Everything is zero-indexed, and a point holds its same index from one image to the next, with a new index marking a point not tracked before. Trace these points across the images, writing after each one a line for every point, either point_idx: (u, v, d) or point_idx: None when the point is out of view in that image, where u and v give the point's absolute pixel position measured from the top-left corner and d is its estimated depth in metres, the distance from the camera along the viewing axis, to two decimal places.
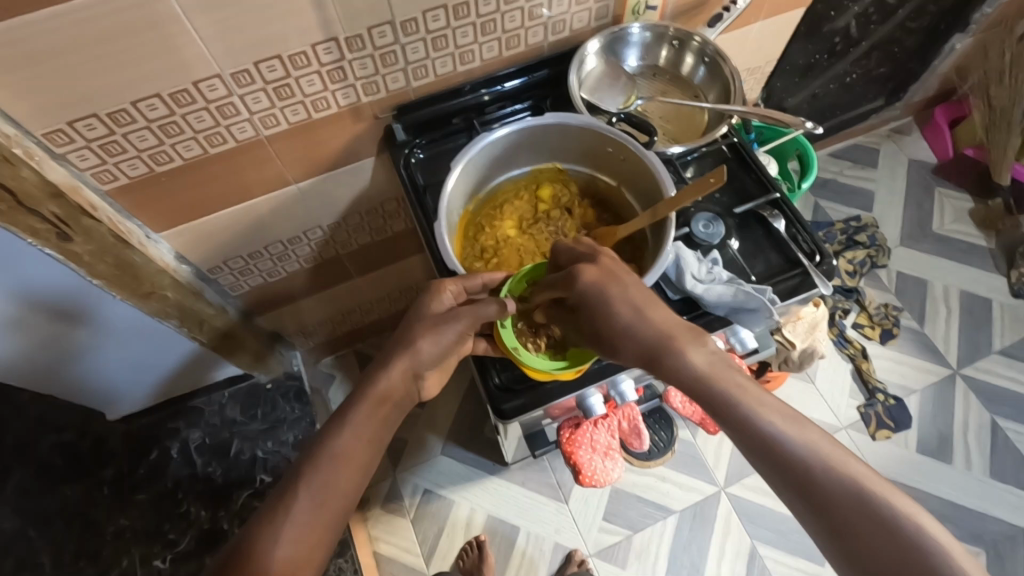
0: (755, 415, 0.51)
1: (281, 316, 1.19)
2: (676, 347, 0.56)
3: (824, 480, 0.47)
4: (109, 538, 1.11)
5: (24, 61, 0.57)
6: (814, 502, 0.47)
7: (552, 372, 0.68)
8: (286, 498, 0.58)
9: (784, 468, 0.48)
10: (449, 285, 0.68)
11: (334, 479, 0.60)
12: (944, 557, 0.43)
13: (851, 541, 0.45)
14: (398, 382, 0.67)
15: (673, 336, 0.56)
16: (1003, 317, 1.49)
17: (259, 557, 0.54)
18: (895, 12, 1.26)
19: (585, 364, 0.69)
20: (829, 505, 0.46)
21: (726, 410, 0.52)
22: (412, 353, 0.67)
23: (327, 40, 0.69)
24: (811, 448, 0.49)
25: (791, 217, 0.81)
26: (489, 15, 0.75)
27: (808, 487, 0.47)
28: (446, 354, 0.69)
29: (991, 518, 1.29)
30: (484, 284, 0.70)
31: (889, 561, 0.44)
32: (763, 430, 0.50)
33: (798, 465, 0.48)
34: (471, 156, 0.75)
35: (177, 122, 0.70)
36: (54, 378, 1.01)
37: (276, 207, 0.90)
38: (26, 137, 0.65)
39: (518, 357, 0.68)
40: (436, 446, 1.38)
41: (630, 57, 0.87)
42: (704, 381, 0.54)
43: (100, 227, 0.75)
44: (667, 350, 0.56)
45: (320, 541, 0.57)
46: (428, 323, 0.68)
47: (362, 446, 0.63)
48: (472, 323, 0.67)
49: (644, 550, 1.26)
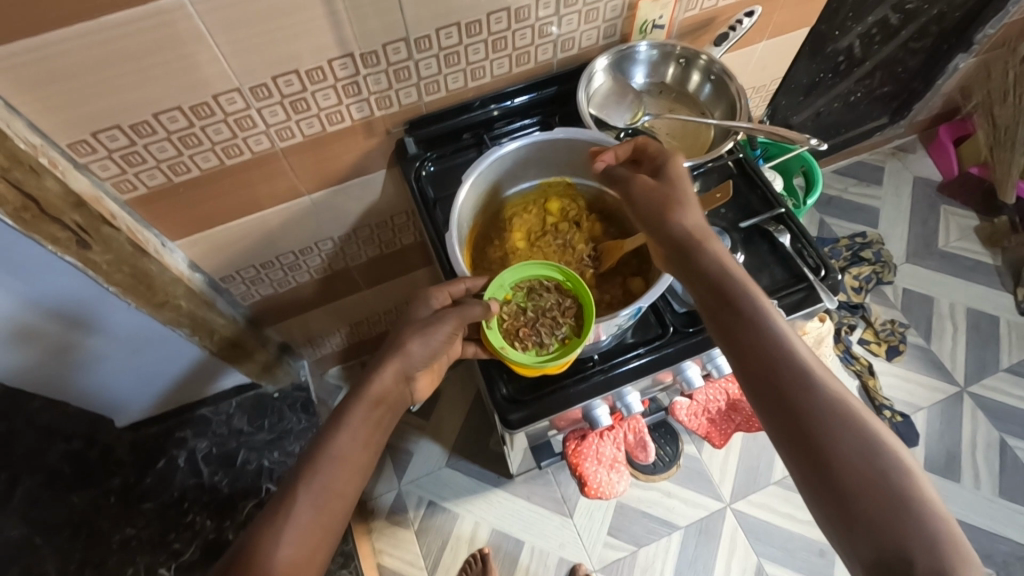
0: (797, 354, 0.54)
1: (291, 326, 1.21)
2: (737, 282, 0.59)
3: (844, 424, 0.50)
4: (115, 546, 1.11)
5: (51, 75, 0.59)
6: (827, 440, 0.50)
7: (538, 368, 0.68)
8: (287, 501, 0.58)
9: (811, 403, 0.51)
10: (434, 291, 0.70)
11: (334, 480, 0.60)
12: (936, 518, 0.46)
13: (851, 480, 0.48)
14: (390, 385, 0.67)
15: (735, 271, 0.60)
16: (1010, 335, 1.49)
17: (260, 561, 0.55)
18: (899, 32, 1.28)
19: (568, 358, 0.68)
20: (841, 445, 0.49)
21: (769, 342, 0.55)
22: (402, 355, 0.68)
23: (343, 56, 0.71)
24: (839, 396, 0.51)
25: (796, 231, 0.82)
26: (500, 32, 0.77)
27: (826, 423, 0.50)
28: (436, 354, 0.69)
29: (1002, 539, 1.28)
30: (468, 288, 0.71)
31: (880, 504, 0.46)
32: (802, 367, 0.53)
33: (825, 404, 0.51)
34: (483, 168, 0.77)
35: (195, 134, 0.72)
36: (66, 384, 1.02)
37: (288, 217, 0.92)
38: (50, 148, 0.66)
39: (504, 357, 0.69)
40: (441, 458, 1.38)
41: (638, 74, 0.89)
42: (754, 314, 0.57)
43: (118, 235, 0.76)
44: (726, 281, 0.60)
45: (321, 542, 0.58)
46: (416, 327, 0.69)
47: (360, 449, 0.63)
48: (458, 324, 0.68)
49: (649, 565, 1.25)
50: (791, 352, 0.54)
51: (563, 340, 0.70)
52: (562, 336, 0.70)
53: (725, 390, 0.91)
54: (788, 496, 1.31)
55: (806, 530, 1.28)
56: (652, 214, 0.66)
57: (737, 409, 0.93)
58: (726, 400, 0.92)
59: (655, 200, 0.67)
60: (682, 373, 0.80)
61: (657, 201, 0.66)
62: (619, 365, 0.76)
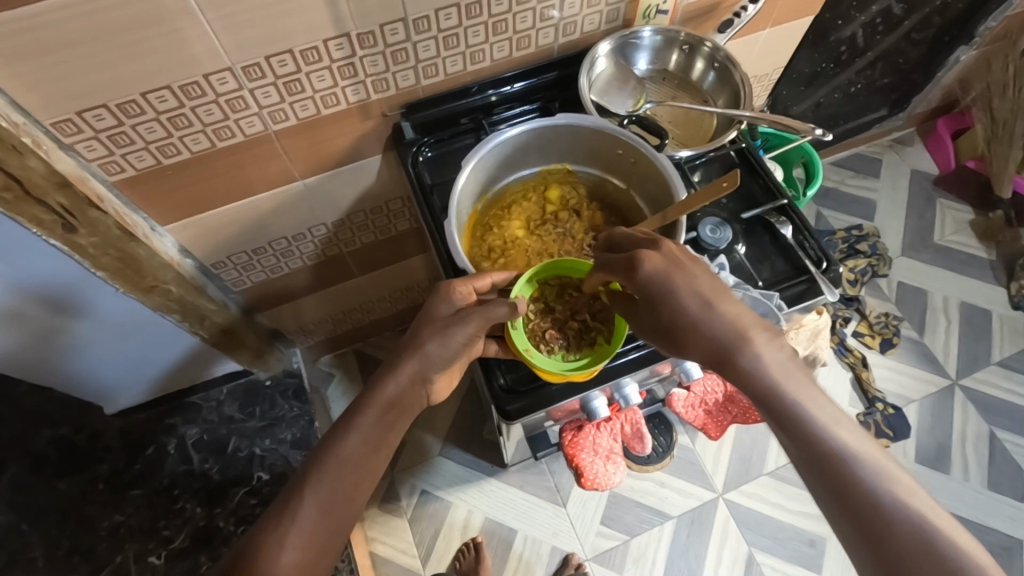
0: (825, 435, 0.49)
1: (283, 313, 1.19)
2: (749, 356, 0.54)
3: (883, 504, 0.46)
4: (104, 533, 1.10)
5: (35, 50, 0.57)
6: (868, 523, 0.45)
7: (564, 375, 0.67)
8: (293, 503, 0.58)
9: (844, 484, 0.47)
10: (459, 286, 0.67)
11: (343, 483, 0.59)
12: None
13: (908, 571, 0.43)
14: (406, 388, 0.66)
15: (748, 344, 0.54)
16: (1002, 329, 1.50)
17: (262, 562, 0.53)
18: (902, 23, 1.26)
19: (599, 367, 0.67)
20: (885, 527, 0.45)
21: (794, 422, 0.51)
22: (420, 356, 0.66)
23: (339, 35, 0.69)
24: (877, 473, 0.47)
25: (799, 224, 0.81)
26: (501, 15, 0.75)
27: (864, 505, 0.46)
28: (456, 355, 0.67)
29: (989, 529, 1.29)
30: (493, 284, 0.70)
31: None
32: (830, 446, 0.49)
33: (859, 484, 0.47)
34: (483, 155, 0.75)
35: (185, 115, 0.70)
36: (52, 370, 1.00)
37: (281, 202, 0.90)
38: (34, 126, 0.64)
39: (529, 360, 0.67)
40: (434, 447, 1.37)
41: (640, 61, 0.87)
42: (774, 392, 0.52)
43: (105, 218, 0.74)
44: (739, 354, 0.54)
45: (325, 546, 0.57)
46: (436, 326, 0.66)
47: (371, 450, 0.62)
48: (481, 324, 0.65)
49: (641, 555, 1.26)
50: (817, 428, 0.50)
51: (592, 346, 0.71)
52: (590, 342, 0.71)
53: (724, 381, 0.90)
54: (780, 487, 1.32)
55: (796, 520, 1.29)
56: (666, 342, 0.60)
57: (733, 400, 0.92)
58: (722, 392, 0.91)
59: (664, 334, 0.59)
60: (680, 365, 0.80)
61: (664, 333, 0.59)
62: (618, 357, 0.76)
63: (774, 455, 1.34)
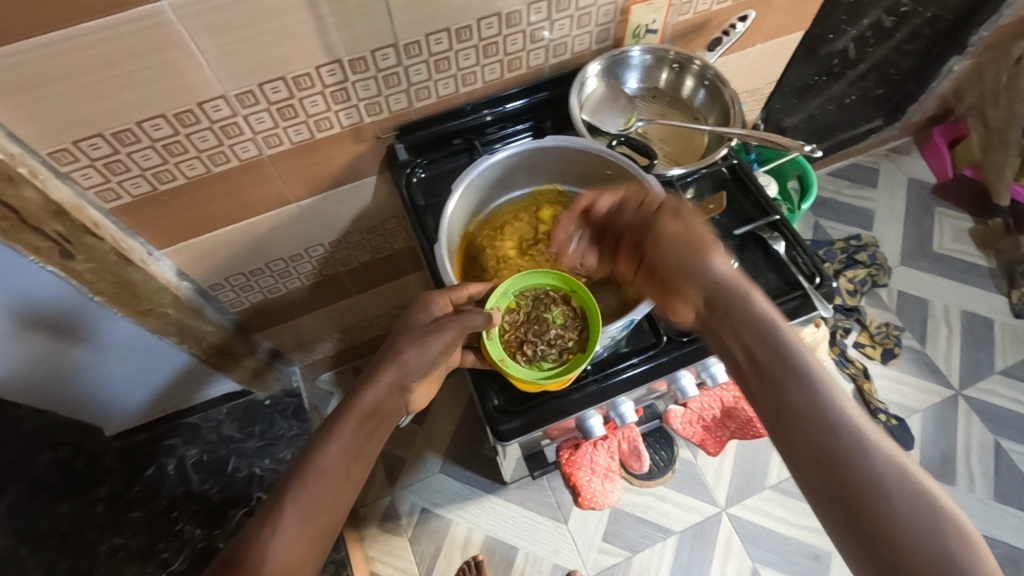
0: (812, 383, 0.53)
1: (282, 332, 1.20)
2: (748, 301, 0.60)
3: (860, 448, 0.49)
4: (102, 557, 1.08)
5: (35, 81, 0.58)
6: (843, 470, 0.49)
7: (539, 384, 0.68)
8: (274, 513, 0.57)
9: (827, 428, 0.51)
10: (435, 297, 0.68)
11: (323, 493, 0.59)
12: (969, 553, 0.44)
13: (869, 505, 0.47)
14: (385, 395, 0.66)
15: (748, 289, 0.60)
16: (1004, 337, 1.49)
17: (250, 566, 0.54)
18: (893, 35, 1.27)
19: (573, 374, 0.69)
20: (859, 468, 0.48)
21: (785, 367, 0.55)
22: (390, 369, 0.66)
23: (330, 62, 0.70)
24: (853, 418, 0.51)
25: (791, 238, 0.81)
26: (491, 37, 0.76)
27: (843, 449, 0.49)
28: (434, 363, 0.68)
29: (996, 542, 1.28)
30: (469, 295, 0.70)
31: (905, 535, 0.45)
32: (819, 393, 0.52)
33: (841, 429, 0.50)
34: (472, 178, 0.76)
35: (180, 142, 0.70)
36: (56, 393, 1.01)
37: (278, 224, 0.90)
38: (30, 156, 0.65)
39: (505, 370, 0.69)
40: (435, 464, 1.37)
41: (630, 79, 0.88)
42: (764, 328, 0.57)
43: (102, 245, 0.74)
44: (734, 300, 0.60)
45: (312, 552, 0.57)
46: (413, 335, 0.67)
47: (349, 460, 0.62)
48: (458, 333, 0.67)
49: (644, 571, 1.25)
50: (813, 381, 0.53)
51: (569, 353, 0.71)
52: (568, 349, 0.71)
53: (720, 397, 0.92)
54: (783, 500, 1.31)
55: (801, 534, 1.28)
56: (677, 249, 0.64)
57: (731, 416, 0.93)
58: (721, 408, 0.93)
59: (683, 242, 0.64)
60: (676, 381, 0.79)
61: (687, 237, 0.64)
62: (614, 375, 0.75)
63: (776, 468, 1.33)
